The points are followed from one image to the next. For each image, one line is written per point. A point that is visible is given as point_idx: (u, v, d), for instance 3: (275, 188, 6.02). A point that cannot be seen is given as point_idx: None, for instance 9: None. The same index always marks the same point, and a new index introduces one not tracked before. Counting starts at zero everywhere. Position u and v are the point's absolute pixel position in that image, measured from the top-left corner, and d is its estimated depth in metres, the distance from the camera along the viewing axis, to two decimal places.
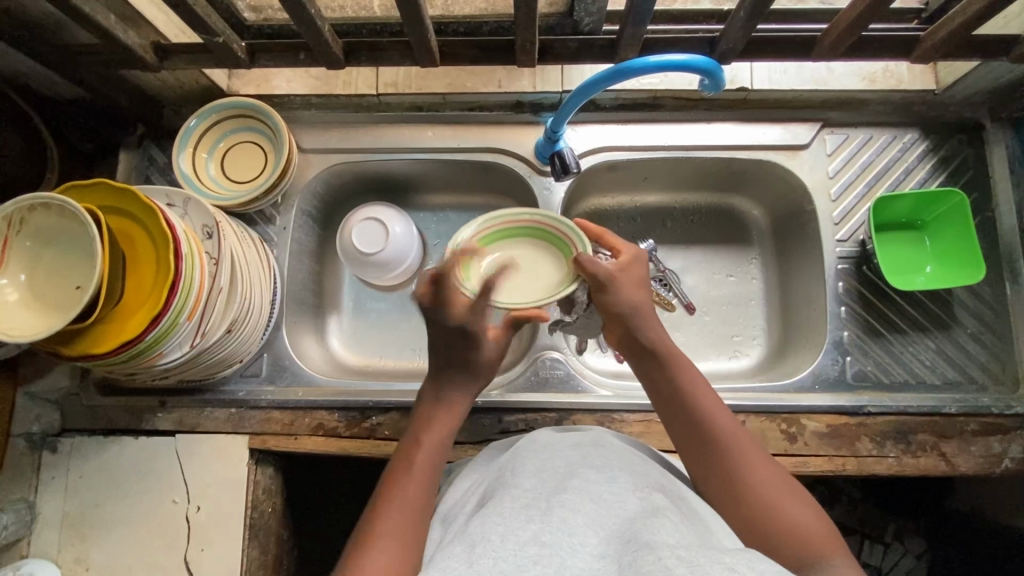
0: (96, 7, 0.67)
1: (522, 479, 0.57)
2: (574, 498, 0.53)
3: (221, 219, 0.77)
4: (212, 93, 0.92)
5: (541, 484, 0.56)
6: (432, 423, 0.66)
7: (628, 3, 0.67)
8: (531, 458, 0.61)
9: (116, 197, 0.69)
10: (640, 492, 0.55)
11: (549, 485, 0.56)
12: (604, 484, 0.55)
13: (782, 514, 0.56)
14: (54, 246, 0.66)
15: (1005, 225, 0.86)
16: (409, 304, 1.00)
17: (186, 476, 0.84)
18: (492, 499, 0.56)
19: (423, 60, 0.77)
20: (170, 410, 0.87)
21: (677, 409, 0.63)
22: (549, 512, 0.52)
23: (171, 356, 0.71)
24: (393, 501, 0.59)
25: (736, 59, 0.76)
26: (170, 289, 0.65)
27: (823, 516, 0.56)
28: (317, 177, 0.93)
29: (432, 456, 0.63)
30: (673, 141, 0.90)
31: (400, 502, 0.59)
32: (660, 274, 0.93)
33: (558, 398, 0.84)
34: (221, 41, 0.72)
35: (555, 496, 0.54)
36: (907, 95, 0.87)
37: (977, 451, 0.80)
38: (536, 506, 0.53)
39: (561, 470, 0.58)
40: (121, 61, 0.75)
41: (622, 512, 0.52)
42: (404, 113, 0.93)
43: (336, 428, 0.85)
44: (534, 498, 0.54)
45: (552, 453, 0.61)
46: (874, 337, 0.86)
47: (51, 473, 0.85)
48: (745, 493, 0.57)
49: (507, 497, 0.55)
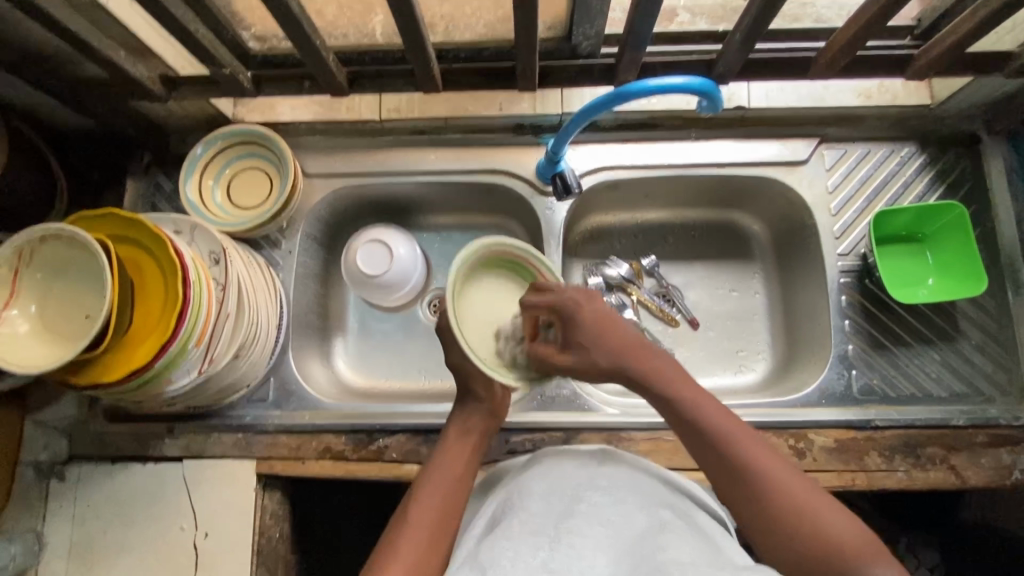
0: (106, 43, 0.69)
1: (531, 502, 0.57)
2: (582, 521, 0.53)
3: (227, 244, 0.78)
4: (218, 121, 0.93)
5: (549, 507, 0.56)
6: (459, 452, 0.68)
7: (625, 30, 0.68)
8: (537, 477, 0.61)
9: (125, 226, 0.70)
10: (646, 512, 0.55)
11: (557, 508, 0.56)
12: (612, 506, 0.55)
13: (819, 521, 0.54)
14: (64, 276, 0.67)
15: (1006, 236, 0.87)
16: (414, 324, 1.00)
17: (192, 503, 0.84)
18: (501, 523, 0.56)
19: (426, 86, 0.79)
20: (178, 436, 0.87)
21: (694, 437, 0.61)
22: (558, 538, 0.52)
23: (180, 383, 0.72)
24: (415, 523, 0.60)
25: (734, 80, 0.78)
26: (180, 315, 0.66)
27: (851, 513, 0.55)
28: (323, 201, 0.94)
29: (454, 485, 0.64)
30: (673, 159, 0.91)
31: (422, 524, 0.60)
32: (663, 290, 0.98)
33: (564, 418, 0.84)
34: (228, 73, 0.73)
35: (563, 520, 0.54)
36: (903, 110, 0.88)
37: (987, 464, 0.80)
38: (545, 531, 0.53)
39: (568, 493, 0.58)
40: (129, 93, 0.77)
41: (630, 533, 0.53)
42: (406, 137, 0.94)
43: (343, 451, 0.85)
44: (541, 522, 0.54)
45: (560, 472, 0.61)
46: (879, 351, 0.86)
47: (59, 501, 0.85)
48: (784, 516, 0.55)
49: (515, 521, 0.55)
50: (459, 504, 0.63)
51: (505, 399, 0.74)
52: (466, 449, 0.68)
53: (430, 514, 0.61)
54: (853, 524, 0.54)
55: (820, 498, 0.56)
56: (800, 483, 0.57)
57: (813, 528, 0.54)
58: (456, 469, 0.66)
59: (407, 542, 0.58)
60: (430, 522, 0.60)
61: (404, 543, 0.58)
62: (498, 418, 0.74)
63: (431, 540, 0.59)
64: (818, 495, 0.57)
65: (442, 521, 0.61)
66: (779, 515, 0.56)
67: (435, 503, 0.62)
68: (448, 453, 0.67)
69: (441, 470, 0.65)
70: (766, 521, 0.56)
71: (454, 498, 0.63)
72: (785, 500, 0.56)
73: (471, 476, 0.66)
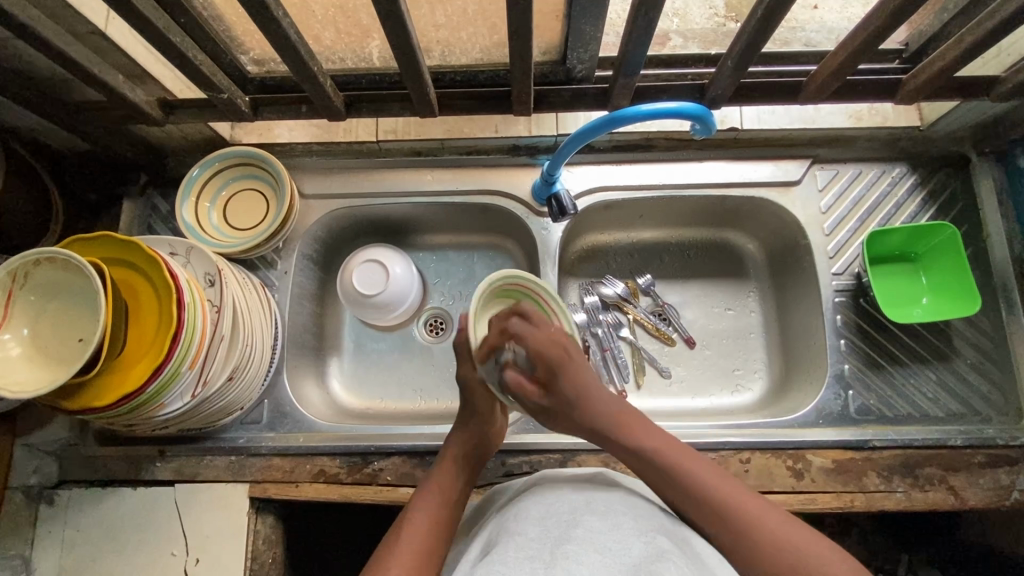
0: (105, 68, 0.69)
1: (527, 527, 0.57)
2: (578, 546, 0.53)
3: (222, 266, 0.78)
4: (215, 142, 0.94)
5: (545, 533, 0.56)
6: (452, 476, 0.68)
7: (618, 58, 0.70)
8: (534, 504, 0.60)
9: (121, 249, 0.70)
10: (644, 539, 0.55)
11: (554, 533, 0.55)
12: (608, 532, 0.55)
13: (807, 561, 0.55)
14: (58, 299, 0.66)
15: (998, 255, 0.87)
16: (409, 344, 1.00)
17: (184, 528, 0.82)
18: (497, 547, 0.56)
19: (423, 110, 0.80)
20: (170, 459, 0.86)
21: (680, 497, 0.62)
22: (554, 563, 0.51)
23: (173, 406, 0.71)
24: (412, 540, 0.60)
25: (726, 103, 0.79)
26: (173, 338, 0.66)
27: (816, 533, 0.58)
28: (319, 221, 0.95)
29: (444, 508, 0.65)
30: (667, 180, 0.92)
31: (418, 542, 0.60)
32: (659, 309, 0.99)
33: (561, 439, 0.83)
34: (226, 97, 0.74)
35: (559, 545, 0.53)
36: (894, 132, 0.90)
37: (985, 484, 0.79)
38: (541, 557, 0.52)
39: (565, 518, 0.57)
40: (127, 116, 0.77)
41: (627, 560, 0.52)
42: (403, 158, 0.95)
43: (337, 475, 0.84)
44: (538, 548, 0.54)
45: (557, 499, 0.60)
46: (875, 370, 0.86)
47: (48, 526, 0.84)
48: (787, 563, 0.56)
49: (511, 546, 0.54)
50: (451, 524, 0.64)
51: (499, 427, 0.76)
52: (459, 473, 0.69)
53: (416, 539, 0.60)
54: (822, 546, 0.57)
55: (786, 522, 0.59)
56: (768, 510, 0.59)
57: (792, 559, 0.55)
58: (449, 491, 0.67)
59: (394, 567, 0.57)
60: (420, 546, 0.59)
61: (394, 569, 0.57)
62: (490, 446, 0.75)
63: (420, 561, 0.58)
64: (789, 523, 0.58)
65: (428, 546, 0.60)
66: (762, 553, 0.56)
67: (430, 523, 0.62)
68: (438, 478, 0.68)
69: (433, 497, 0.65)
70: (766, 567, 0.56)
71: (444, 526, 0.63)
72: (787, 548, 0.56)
73: (463, 499, 0.67)
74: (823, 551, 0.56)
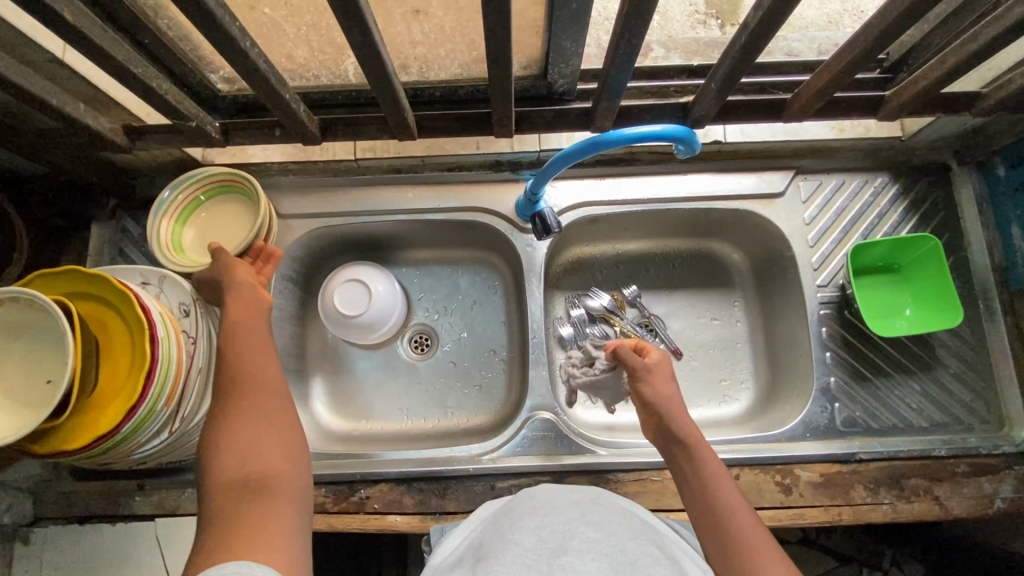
0: (65, 98, 0.66)
1: (523, 537, 0.57)
2: (574, 558, 0.53)
3: (197, 295, 0.76)
4: (187, 163, 0.91)
5: (542, 543, 0.56)
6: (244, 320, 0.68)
7: (601, 81, 0.68)
8: (529, 518, 0.61)
9: (88, 284, 0.68)
10: (638, 547, 0.56)
11: (550, 545, 0.55)
12: (605, 544, 0.55)
13: None
14: (22, 339, 0.63)
15: (978, 264, 0.88)
16: (394, 363, 0.99)
17: (167, 564, 0.80)
18: (491, 556, 0.56)
19: (401, 133, 0.78)
20: (149, 492, 0.84)
21: (706, 514, 0.60)
22: (552, 573, 0.51)
23: (149, 444, 0.69)
24: (245, 418, 0.60)
25: (710, 122, 0.78)
26: (147, 375, 0.64)
27: None
28: (298, 242, 0.92)
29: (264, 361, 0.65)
30: (651, 194, 0.91)
31: (254, 414, 0.60)
32: (645, 320, 0.98)
33: (551, 462, 0.83)
34: (195, 124, 0.71)
35: (556, 557, 0.53)
36: (876, 142, 0.89)
37: (969, 493, 0.80)
38: (537, 567, 0.52)
39: (560, 529, 0.58)
40: (90, 144, 0.73)
41: (625, 563, 0.53)
42: (383, 175, 0.93)
43: (323, 504, 0.82)
44: (534, 558, 0.54)
45: (551, 512, 0.61)
46: (860, 382, 0.86)
47: (24, 566, 0.81)
48: None
49: (507, 554, 0.54)
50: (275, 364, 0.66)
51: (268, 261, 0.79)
52: (251, 309, 0.70)
53: (230, 496, 0.54)
54: None
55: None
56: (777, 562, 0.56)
57: None
58: (251, 342, 0.66)
59: (220, 542, 0.51)
60: (247, 499, 0.54)
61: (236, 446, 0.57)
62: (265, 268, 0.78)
63: (264, 428, 0.60)
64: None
65: (245, 489, 0.55)
66: None
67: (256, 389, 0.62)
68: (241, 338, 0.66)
69: (244, 418, 0.60)
70: None
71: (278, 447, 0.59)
72: None
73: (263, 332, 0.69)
74: None
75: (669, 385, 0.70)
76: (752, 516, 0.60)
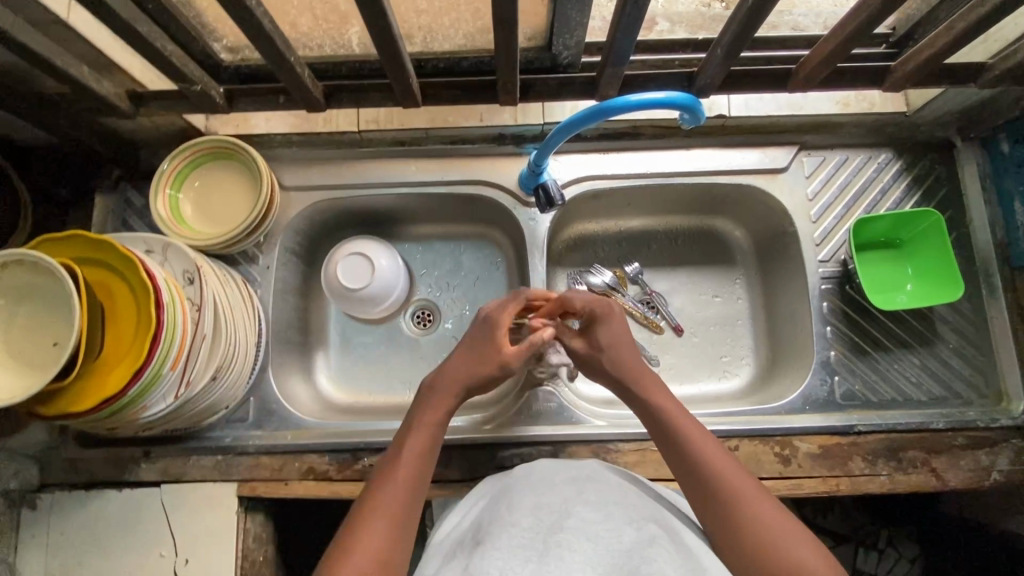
0: (69, 60, 0.66)
1: (519, 516, 0.60)
2: (570, 536, 0.58)
3: (201, 263, 0.76)
4: (190, 134, 0.91)
5: (538, 523, 0.59)
6: (436, 419, 0.69)
7: (606, 47, 0.68)
8: (525, 492, 0.64)
9: (92, 249, 0.68)
10: (635, 525, 0.59)
11: (545, 524, 0.59)
12: (601, 523, 0.59)
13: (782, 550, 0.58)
14: (28, 303, 0.64)
15: (980, 241, 0.88)
16: (396, 337, 0.99)
17: (173, 529, 0.81)
18: (488, 537, 0.59)
19: (406, 100, 0.78)
20: (154, 459, 0.84)
21: (684, 466, 0.65)
22: (547, 553, 0.56)
23: (156, 408, 0.70)
24: (376, 518, 0.61)
25: (715, 92, 0.78)
26: (153, 338, 0.64)
27: (808, 536, 0.59)
28: (301, 214, 0.93)
29: (416, 464, 0.66)
30: (655, 168, 0.91)
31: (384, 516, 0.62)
32: (647, 297, 0.99)
33: (552, 431, 0.83)
34: (198, 89, 0.71)
35: (551, 536, 0.58)
36: (880, 117, 0.89)
37: (966, 465, 0.81)
38: (533, 546, 0.57)
39: (557, 507, 0.61)
40: (94, 109, 0.73)
41: (618, 547, 0.57)
42: (387, 148, 0.93)
43: (327, 472, 0.83)
44: (531, 538, 0.58)
45: (546, 488, 0.64)
46: (860, 356, 0.87)
47: (31, 530, 0.82)
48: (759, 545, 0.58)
49: (504, 533, 0.58)
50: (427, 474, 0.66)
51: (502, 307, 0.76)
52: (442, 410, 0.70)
53: None
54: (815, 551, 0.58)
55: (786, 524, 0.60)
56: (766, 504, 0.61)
57: (774, 548, 0.58)
58: (422, 447, 0.67)
59: None
60: None
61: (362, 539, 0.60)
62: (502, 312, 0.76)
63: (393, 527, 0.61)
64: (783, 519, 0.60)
65: None
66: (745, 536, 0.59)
67: (394, 500, 0.63)
68: (411, 440, 0.68)
69: (376, 524, 0.61)
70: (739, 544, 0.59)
71: (395, 556, 0.60)
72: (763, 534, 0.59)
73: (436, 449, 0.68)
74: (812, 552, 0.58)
75: (622, 340, 0.75)
76: (726, 458, 0.65)
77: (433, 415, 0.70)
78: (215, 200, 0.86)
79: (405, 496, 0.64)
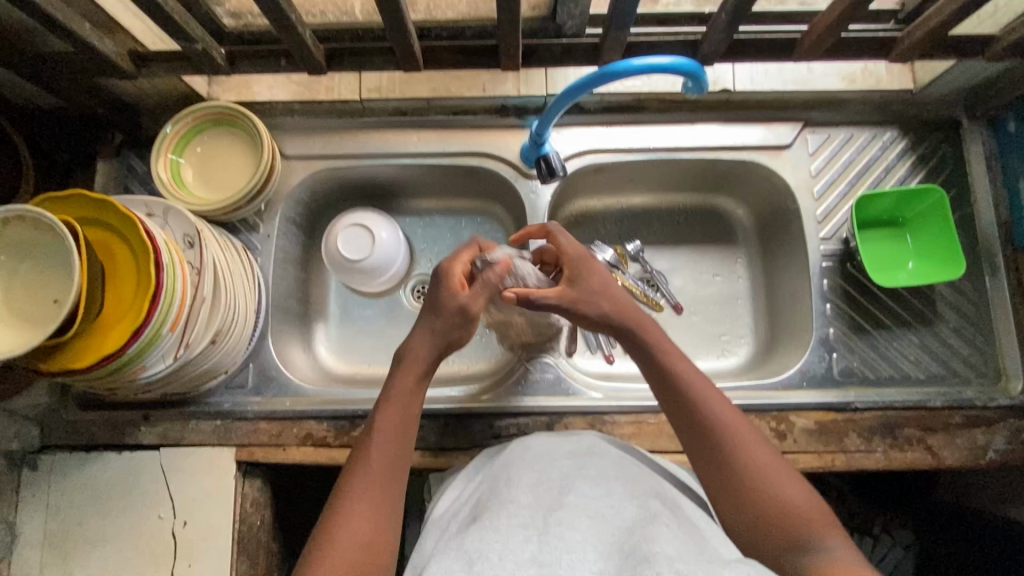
0: (71, 16, 0.65)
1: (520, 494, 0.60)
2: (570, 513, 0.56)
3: (201, 228, 0.76)
4: (192, 100, 0.90)
5: (538, 501, 0.58)
6: (408, 401, 0.69)
7: (611, 8, 0.67)
8: (525, 471, 0.63)
9: (96, 210, 0.68)
10: (636, 503, 0.58)
11: (546, 502, 0.58)
12: (601, 500, 0.58)
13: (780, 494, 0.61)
14: (29, 260, 0.64)
15: (984, 221, 0.88)
16: (396, 309, 0.99)
17: (171, 492, 0.82)
18: (487, 514, 0.58)
19: (408, 64, 0.77)
20: (154, 423, 0.85)
21: (684, 414, 0.67)
22: (547, 532, 0.54)
23: (155, 369, 0.70)
24: (356, 505, 0.62)
25: (719, 61, 0.77)
26: (153, 299, 0.64)
27: (802, 481, 0.62)
28: (302, 184, 0.92)
29: (391, 447, 0.66)
30: (658, 142, 0.91)
31: (363, 504, 0.62)
32: (647, 275, 0.98)
33: (549, 402, 0.84)
34: (200, 48, 0.71)
35: (551, 514, 0.56)
36: (887, 94, 0.88)
37: (962, 444, 0.81)
38: (534, 524, 0.55)
39: (557, 483, 0.61)
40: (96, 69, 0.73)
41: (620, 524, 0.55)
42: (388, 118, 0.92)
43: (325, 438, 0.84)
44: (530, 516, 0.56)
45: (547, 466, 0.63)
46: (859, 334, 0.87)
47: (32, 491, 0.83)
48: (756, 493, 0.61)
49: (504, 513, 0.57)
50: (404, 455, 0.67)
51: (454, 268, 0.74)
52: (412, 389, 0.70)
53: None
54: (808, 496, 0.61)
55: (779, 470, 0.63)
56: (763, 454, 0.64)
57: (769, 495, 0.61)
58: (395, 428, 0.67)
59: None
60: None
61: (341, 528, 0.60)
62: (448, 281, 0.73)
63: (374, 511, 0.62)
64: (777, 467, 0.63)
65: None
66: (742, 483, 0.62)
67: (372, 485, 0.64)
68: (382, 421, 0.67)
69: (353, 511, 0.62)
70: (734, 492, 0.62)
71: (378, 536, 0.61)
72: (759, 480, 0.62)
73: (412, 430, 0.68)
74: (805, 496, 0.61)
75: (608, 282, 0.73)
76: (724, 403, 0.67)
77: (403, 393, 0.69)
78: (217, 164, 0.86)
79: (383, 480, 0.64)
